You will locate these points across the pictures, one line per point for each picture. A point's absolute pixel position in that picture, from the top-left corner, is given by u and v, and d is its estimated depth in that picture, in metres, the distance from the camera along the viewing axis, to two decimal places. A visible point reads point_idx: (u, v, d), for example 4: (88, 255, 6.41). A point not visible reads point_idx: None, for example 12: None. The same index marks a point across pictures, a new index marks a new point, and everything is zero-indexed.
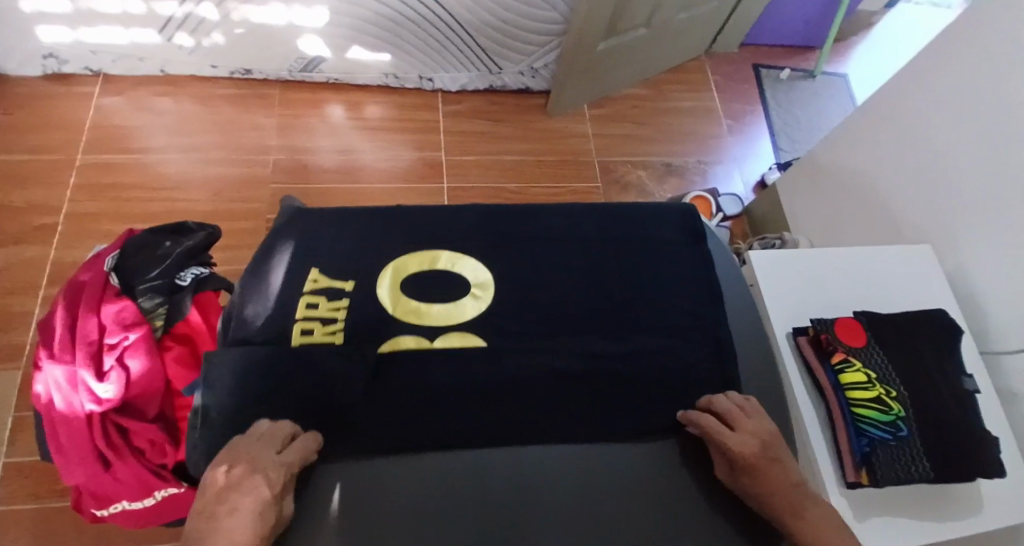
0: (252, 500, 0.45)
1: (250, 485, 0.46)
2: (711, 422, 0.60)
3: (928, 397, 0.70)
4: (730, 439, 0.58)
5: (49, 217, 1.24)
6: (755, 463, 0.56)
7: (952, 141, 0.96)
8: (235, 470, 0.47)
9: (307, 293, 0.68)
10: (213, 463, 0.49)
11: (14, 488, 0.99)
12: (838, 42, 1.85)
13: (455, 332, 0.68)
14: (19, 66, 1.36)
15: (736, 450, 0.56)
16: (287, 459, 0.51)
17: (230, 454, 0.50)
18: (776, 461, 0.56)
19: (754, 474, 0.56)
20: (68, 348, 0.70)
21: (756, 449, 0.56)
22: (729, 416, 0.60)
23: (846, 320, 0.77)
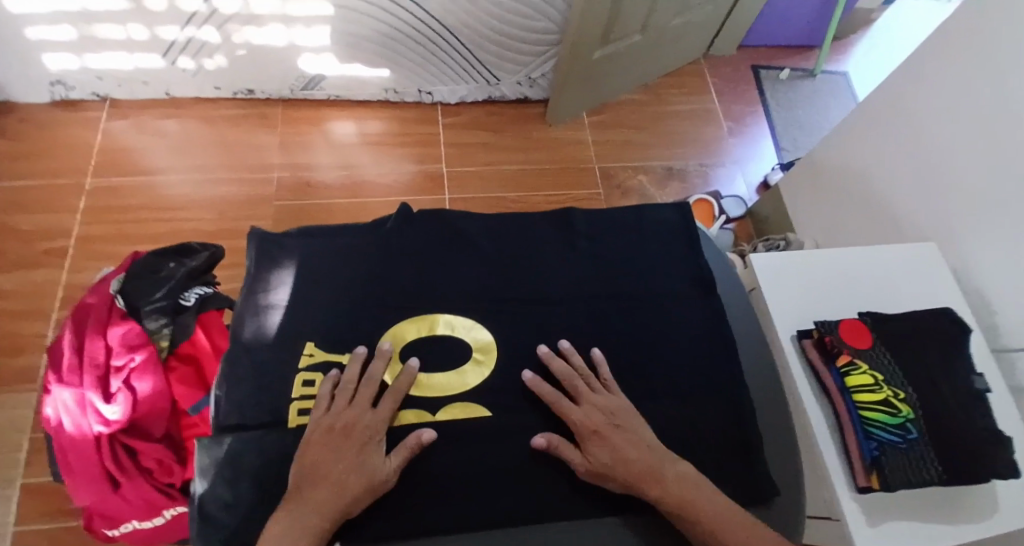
0: (347, 470, 0.51)
1: (349, 449, 0.52)
2: (556, 395, 0.58)
3: (937, 399, 0.69)
4: (577, 415, 0.57)
5: (59, 240, 1.26)
6: (599, 431, 0.56)
7: (955, 137, 0.95)
8: (335, 442, 0.53)
9: (303, 369, 0.60)
10: (320, 419, 0.55)
11: (29, 508, 1.00)
12: (837, 40, 1.84)
13: (457, 403, 0.60)
14: (28, 94, 1.39)
15: (582, 422, 0.56)
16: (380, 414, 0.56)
17: (331, 416, 0.55)
18: (621, 430, 0.56)
19: (601, 440, 0.55)
20: (76, 372, 0.71)
21: (599, 418, 0.57)
22: (569, 381, 0.60)
23: (851, 321, 0.76)
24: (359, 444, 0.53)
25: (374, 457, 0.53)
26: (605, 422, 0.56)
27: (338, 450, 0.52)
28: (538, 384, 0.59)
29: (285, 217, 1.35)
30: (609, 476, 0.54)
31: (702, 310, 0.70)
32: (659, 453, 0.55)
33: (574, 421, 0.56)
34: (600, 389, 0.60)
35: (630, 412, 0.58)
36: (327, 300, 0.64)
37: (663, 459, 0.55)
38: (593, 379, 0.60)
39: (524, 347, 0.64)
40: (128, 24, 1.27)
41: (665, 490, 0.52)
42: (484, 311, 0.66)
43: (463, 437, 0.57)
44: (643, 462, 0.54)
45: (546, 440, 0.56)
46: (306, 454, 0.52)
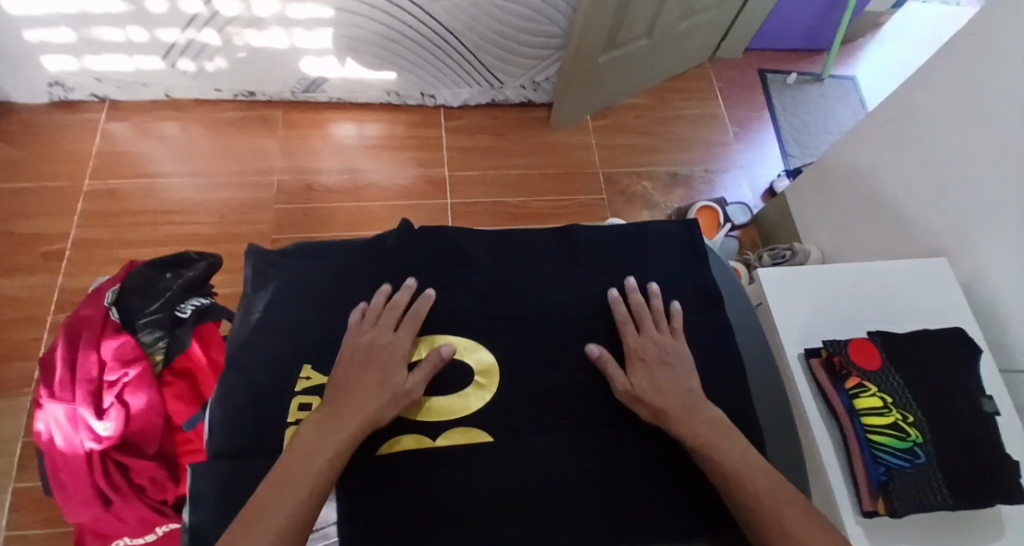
0: (372, 384, 0.56)
1: (372, 366, 0.57)
2: (624, 320, 0.65)
3: (948, 422, 0.68)
4: (635, 340, 0.63)
5: (59, 244, 1.25)
6: (645, 360, 0.62)
7: (966, 150, 0.93)
8: (363, 359, 0.58)
9: (300, 392, 0.58)
10: (350, 340, 0.60)
11: (27, 515, 1.00)
12: (845, 44, 1.82)
13: (457, 427, 0.58)
14: (27, 96, 1.38)
15: (636, 348, 0.63)
16: (401, 337, 0.60)
17: (359, 337, 0.60)
18: (668, 364, 0.62)
19: (645, 369, 0.61)
20: (68, 387, 0.69)
21: (651, 350, 0.63)
22: (638, 314, 0.66)
23: (860, 340, 0.75)
24: (383, 362, 0.58)
25: (398, 372, 0.57)
26: (656, 355, 0.62)
27: (368, 365, 0.57)
28: (618, 304, 0.67)
29: (286, 221, 1.33)
30: (640, 399, 0.59)
31: (707, 330, 0.69)
32: (692, 396, 0.59)
33: (633, 343, 0.63)
34: (665, 327, 0.66)
35: (682, 356, 0.63)
36: (326, 319, 0.63)
37: (694, 403, 0.58)
38: (660, 317, 0.67)
39: (524, 367, 0.63)
40: (127, 26, 1.25)
41: (688, 427, 0.56)
42: (484, 331, 0.65)
43: (462, 462, 0.56)
44: (679, 396, 0.59)
45: (599, 352, 0.63)
46: (340, 369, 0.57)
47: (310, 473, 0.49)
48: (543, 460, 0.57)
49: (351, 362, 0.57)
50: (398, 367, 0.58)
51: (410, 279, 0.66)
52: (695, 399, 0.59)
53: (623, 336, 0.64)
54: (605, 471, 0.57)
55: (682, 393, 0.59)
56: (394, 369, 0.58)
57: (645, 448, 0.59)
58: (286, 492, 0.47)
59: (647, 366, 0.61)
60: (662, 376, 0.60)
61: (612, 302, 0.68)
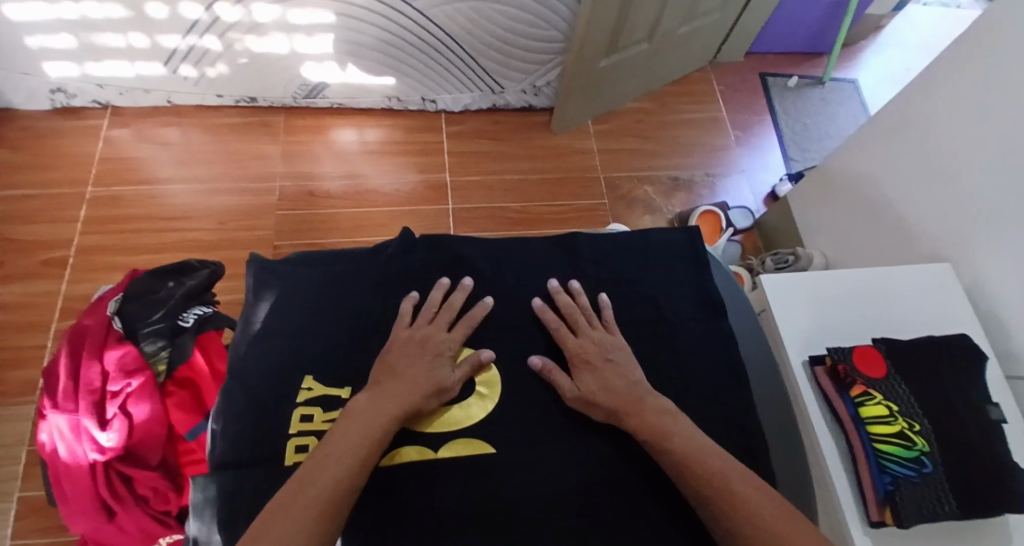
0: (418, 375, 0.57)
1: (422, 360, 0.59)
2: (556, 325, 0.65)
3: (955, 430, 0.68)
4: (573, 344, 0.63)
5: (61, 250, 1.25)
6: (591, 362, 0.61)
7: (969, 155, 0.93)
8: (415, 351, 0.59)
9: (301, 404, 0.58)
10: (402, 330, 0.62)
11: (29, 523, 0.99)
12: (846, 48, 1.82)
13: (459, 438, 0.58)
14: (29, 102, 1.38)
15: (576, 351, 0.62)
16: (454, 337, 0.62)
17: (414, 330, 0.62)
18: (611, 362, 0.61)
19: (590, 371, 0.61)
20: (71, 397, 0.69)
21: (593, 350, 0.62)
22: (570, 316, 0.66)
23: (864, 348, 0.74)
24: (433, 357, 0.59)
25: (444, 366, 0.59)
26: (600, 355, 0.62)
27: (418, 355, 0.59)
28: (545, 310, 0.66)
29: (287, 227, 1.33)
30: (592, 402, 0.58)
31: (711, 339, 0.69)
32: (641, 389, 0.59)
33: (571, 349, 0.63)
34: (599, 324, 0.66)
35: (624, 351, 0.63)
36: (328, 328, 0.63)
37: (644, 395, 0.58)
38: (593, 316, 0.66)
39: (527, 377, 0.63)
40: (129, 32, 1.25)
41: (642, 420, 0.55)
42: (486, 341, 0.65)
43: (464, 474, 0.55)
44: (627, 393, 0.58)
45: (541, 362, 0.62)
46: (388, 358, 0.59)
47: (344, 462, 0.48)
48: (541, 471, 0.56)
49: (401, 351, 0.59)
50: (443, 365, 0.59)
51: (471, 278, 0.68)
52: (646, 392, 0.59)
53: (562, 341, 0.64)
54: (605, 482, 0.56)
55: (632, 388, 0.59)
56: (439, 366, 0.59)
57: (646, 458, 0.58)
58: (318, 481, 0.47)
59: (592, 366, 0.61)
60: (608, 374, 0.60)
61: (538, 308, 0.67)
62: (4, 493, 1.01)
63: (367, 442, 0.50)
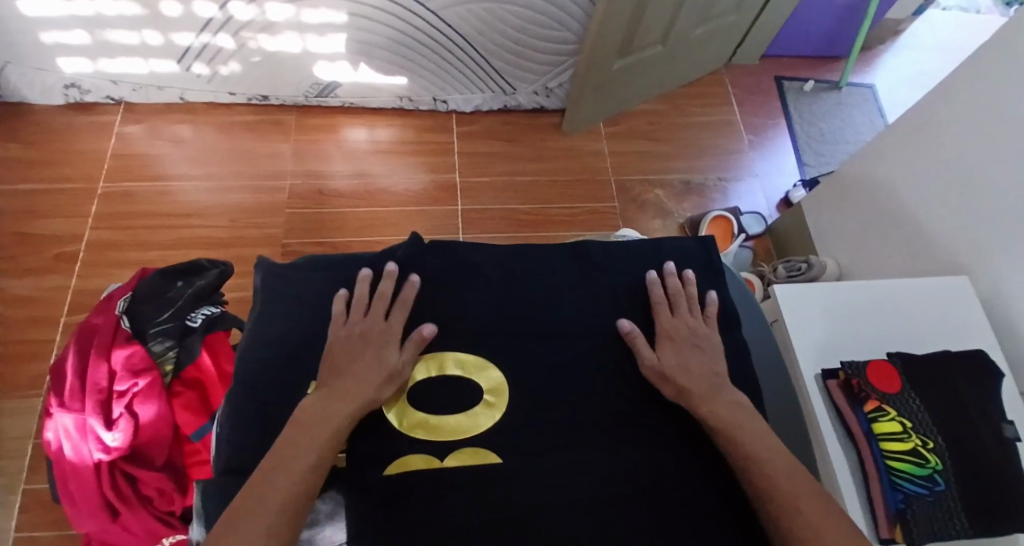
0: (369, 367, 0.58)
1: (367, 351, 0.60)
2: (660, 300, 0.69)
3: (968, 447, 0.67)
4: (667, 321, 0.67)
5: (73, 245, 1.26)
6: (675, 340, 0.65)
7: (988, 166, 0.91)
8: (357, 345, 0.60)
9: None
10: (339, 330, 0.62)
11: (36, 516, 1.00)
12: (864, 51, 1.79)
13: (466, 447, 0.57)
14: (44, 97, 1.39)
15: (668, 329, 0.66)
16: (393, 324, 0.63)
17: (350, 326, 0.62)
18: (698, 348, 0.65)
19: (674, 348, 0.65)
20: (79, 396, 0.70)
21: (684, 332, 0.66)
22: (674, 297, 0.70)
23: (879, 362, 0.73)
24: (376, 347, 0.60)
25: (390, 354, 0.60)
26: (687, 338, 0.66)
27: (361, 350, 0.60)
28: (654, 286, 0.70)
29: (297, 225, 1.34)
30: (669, 378, 0.62)
31: (722, 351, 0.67)
32: (717, 380, 0.62)
33: (665, 324, 0.67)
34: (696, 309, 0.69)
35: (711, 341, 0.67)
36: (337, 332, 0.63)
37: (720, 386, 0.61)
38: (694, 300, 0.70)
39: (534, 386, 0.63)
40: (143, 30, 1.26)
41: (711, 409, 0.58)
42: (493, 349, 0.65)
43: (469, 483, 0.54)
44: (705, 379, 0.61)
45: (629, 328, 0.66)
46: (332, 356, 0.59)
47: (293, 478, 0.48)
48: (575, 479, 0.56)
49: (343, 348, 0.60)
50: (391, 350, 0.61)
51: (393, 264, 0.68)
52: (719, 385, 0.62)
53: (656, 315, 0.68)
54: (637, 491, 0.56)
55: (710, 378, 0.62)
56: (389, 353, 0.60)
57: (674, 468, 0.58)
58: (267, 496, 0.46)
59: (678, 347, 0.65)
60: (692, 357, 0.64)
61: (649, 281, 0.71)
62: (12, 486, 1.02)
63: (317, 454, 0.50)
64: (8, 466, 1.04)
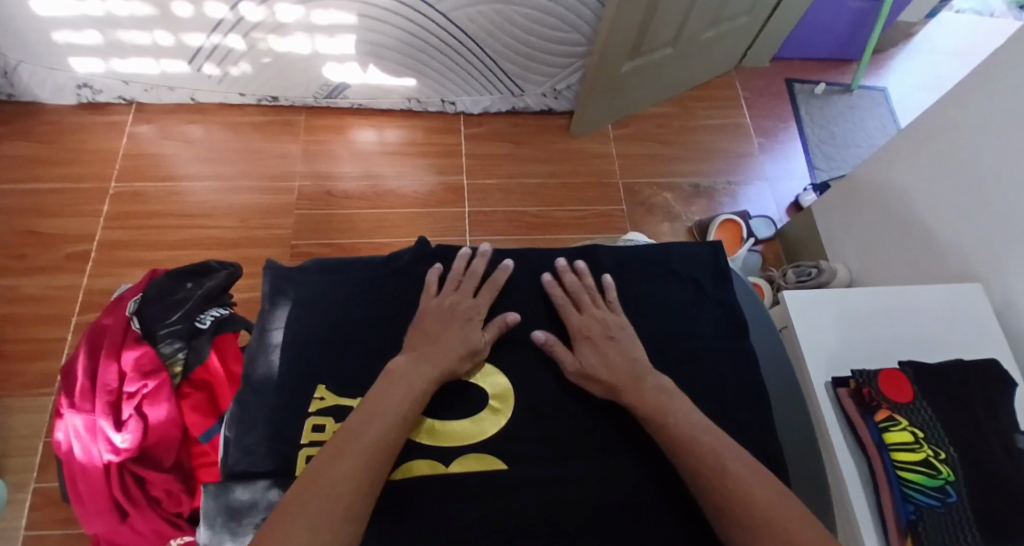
0: (456, 333, 0.61)
1: (456, 320, 0.63)
2: (563, 302, 0.68)
3: (982, 459, 0.65)
4: (577, 321, 0.65)
5: (83, 245, 1.28)
6: (591, 337, 0.63)
7: (1002, 172, 0.89)
8: (448, 314, 0.64)
9: (313, 413, 0.57)
10: (433, 298, 0.66)
11: (46, 514, 1.01)
12: (876, 54, 1.77)
13: (471, 453, 0.58)
14: (57, 97, 1.41)
15: (579, 328, 0.65)
16: (482, 300, 0.67)
17: (443, 296, 0.66)
18: (613, 340, 0.63)
19: (593, 347, 0.63)
20: (88, 397, 0.70)
21: (595, 328, 0.65)
22: (577, 295, 0.69)
23: (890, 372, 0.72)
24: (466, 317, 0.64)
25: (475, 329, 0.63)
26: (602, 330, 0.64)
27: (452, 320, 0.63)
28: (554, 289, 0.70)
29: (304, 226, 1.34)
30: (593, 377, 0.60)
31: (731, 360, 0.67)
32: (639, 368, 0.60)
33: (575, 326, 0.65)
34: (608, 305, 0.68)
35: (625, 329, 0.65)
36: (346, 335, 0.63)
37: (642, 374, 0.59)
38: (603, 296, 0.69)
39: (541, 393, 0.63)
40: (155, 31, 1.27)
41: (639, 397, 0.57)
42: (500, 356, 0.65)
43: (476, 489, 0.55)
44: (627, 370, 0.60)
45: (544, 337, 0.65)
46: (424, 321, 0.63)
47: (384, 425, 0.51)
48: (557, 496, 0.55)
49: (435, 315, 0.63)
50: (476, 324, 0.64)
51: (489, 245, 0.73)
52: (643, 372, 0.60)
53: (565, 318, 0.67)
54: (626, 508, 0.54)
55: (631, 367, 0.60)
56: (475, 326, 0.63)
57: (663, 483, 0.56)
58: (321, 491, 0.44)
59: (594, 339, 0.63)
60: (609, 350, 0.62)
61: (548, 284, 0.70)
62: (22, 483, 1.04)
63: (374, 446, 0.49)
64: (18, 463, 1.05)
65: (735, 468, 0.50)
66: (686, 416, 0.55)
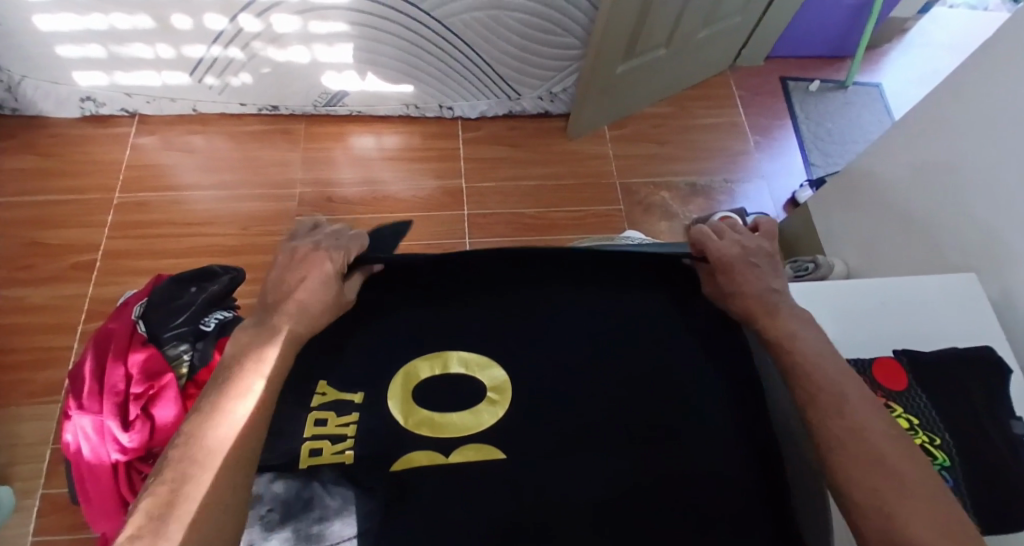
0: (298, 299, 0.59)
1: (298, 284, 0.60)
2: (700, 233, 0.69)
3: (974, 444, 0.67)
4: (717, 248, 0.67)
5: (88, 254, 1.29)
6: (731, 264, 0.65)
7: (996, 161, 0.90)
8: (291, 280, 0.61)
9: (315, 408, 0.60)
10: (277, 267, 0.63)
11: (53, 520, 1.03)
12: (871, 51, 1.78)
13: (470, 445, 0.58)
14: (60, 110, 1.43)
15: (718, 254, 0.66)
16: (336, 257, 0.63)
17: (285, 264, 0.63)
18: (753, 266, 0.65)
19: (730, 274, 0.65)
20: (96, 398, 0.71)
21: (737, 253, 0.66)
22: (716, 228, 0.70)
23: (885, 360, 0.73)
24: (312, 279, 0.61)
25: (313, 289, 0.60)
26: (740, 257, 0.66)
27: (293, 286, 0.60)
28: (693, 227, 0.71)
29: None
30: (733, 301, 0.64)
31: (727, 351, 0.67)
32: (776, 297, 0.62)
33: (712, 254, 0.66)
34: (743, 232, 0.70)
35: (761, 256, 0.67)
36: (355, 339, 0.65)
37: (775, 307, 0.61)
38: (739, 228, 0.71)
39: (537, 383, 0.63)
40: (157, 44, 1.30)
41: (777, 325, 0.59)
42: (496, 352, 0.65)
43: (469, 481, 0.55)
44: (763, 297, 0.62)
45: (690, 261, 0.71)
46: (270, 293, 0.61)
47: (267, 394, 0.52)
48: (684, 446, 0.59)
49: (275, 285, 0.61)
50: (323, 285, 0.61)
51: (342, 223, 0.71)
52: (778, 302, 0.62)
53: (703, 247, 0.68)
54: (708, 450, 0.59)
55: (766, 294, 0.62)
56: (323, 285, 0.61)
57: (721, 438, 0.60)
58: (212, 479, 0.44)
59: (730, 268, 0.65)
60: (746, 280, 0.64)
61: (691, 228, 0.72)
62: (30, 490, 1.05)
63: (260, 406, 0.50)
64: (26, 471, 1.06)
65: (853, 395, 0.51)
66: (810, 343, 0.56)
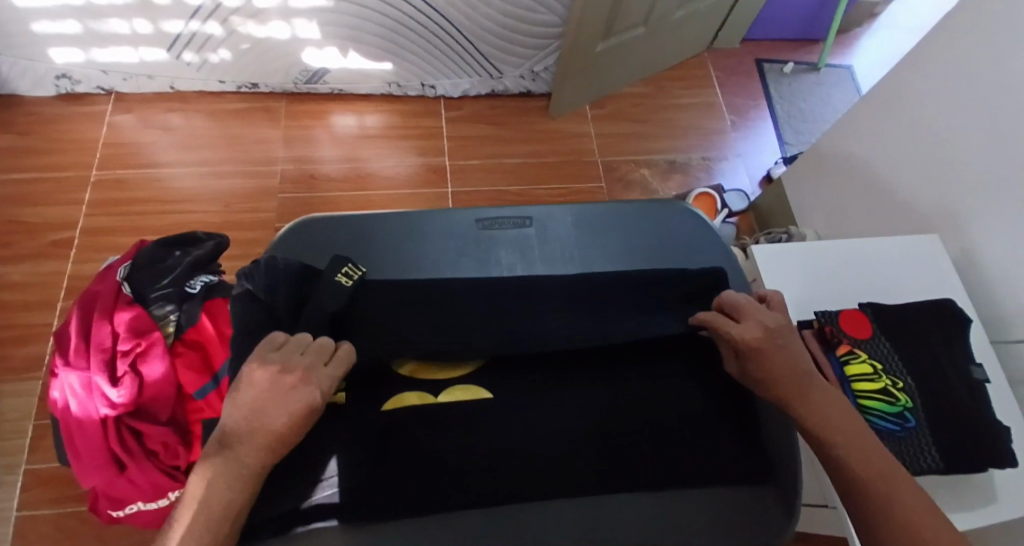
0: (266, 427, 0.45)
1: (269, 409, 0.46)
2: (719, 321, 0.60)
3: (935, 388, 0.71)
4: (737, 330, 0.57)
5: (66, 232, 1.28)
6: (757, 346, 0.55)
7: (959, 127, 0.94)
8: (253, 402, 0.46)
9: None
10: (239, 382, 0.48)
11: (36, 494, 1.02)
12: (842, 34, 1.84)
13: (458, 386, 0.61)
14: (34, 88, 1.40)
15: (741, 336, 0.56)
16: (322, 373, 0.50)
17: (250, 382, 0.48)
18: (780, 345, 0.54)
19: (757, 359, 0.54)
20: (84, 355, 0.72)
21: (760, 335, 0.55)
22: (737, 310, 0.60)
23: (851, 312, 0.77)
24: (283, 403, 0.46)
25: (283, 415, 0.46)
26: (767, 340, 0.55)
27: (259, 414, 0.46)
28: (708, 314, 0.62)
29: (288, 209, 1.36)
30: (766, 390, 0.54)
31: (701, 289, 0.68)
32: (806, 373, 0.53)
33: (737, 337, 0.56)
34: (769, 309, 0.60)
35: (791, 337, 0.56)
36: None
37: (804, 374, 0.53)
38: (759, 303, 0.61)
39: None
40: (133, 18, 1.28)
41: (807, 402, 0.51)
42: None
43: (464, 418, 0.57)
44: (796, 380, 0.53)
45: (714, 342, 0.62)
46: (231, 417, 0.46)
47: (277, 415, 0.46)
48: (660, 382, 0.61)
49: (239, 413, 0.46)
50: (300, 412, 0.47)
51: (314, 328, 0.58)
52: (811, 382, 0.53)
53: (723, 330, 0.58)
54: (683, 383, 0.61)
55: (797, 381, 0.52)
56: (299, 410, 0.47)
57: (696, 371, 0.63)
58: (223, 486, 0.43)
59: (758, 355, 0.54)
60: (778, 366, 0.53)
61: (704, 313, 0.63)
62: (12, 465, 1.04)
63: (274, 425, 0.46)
64: (7, 446, 1.05)
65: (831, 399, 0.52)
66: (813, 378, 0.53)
